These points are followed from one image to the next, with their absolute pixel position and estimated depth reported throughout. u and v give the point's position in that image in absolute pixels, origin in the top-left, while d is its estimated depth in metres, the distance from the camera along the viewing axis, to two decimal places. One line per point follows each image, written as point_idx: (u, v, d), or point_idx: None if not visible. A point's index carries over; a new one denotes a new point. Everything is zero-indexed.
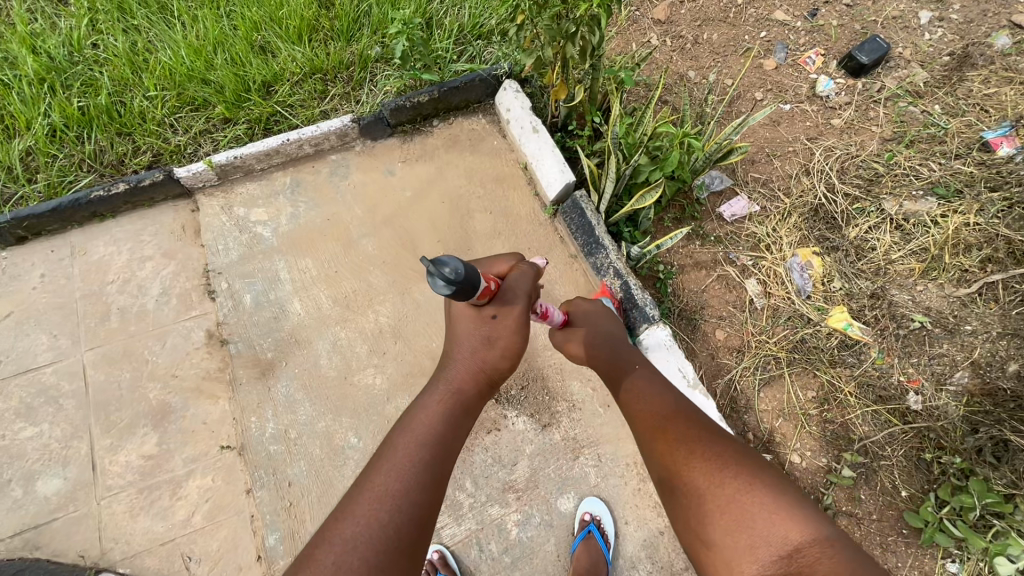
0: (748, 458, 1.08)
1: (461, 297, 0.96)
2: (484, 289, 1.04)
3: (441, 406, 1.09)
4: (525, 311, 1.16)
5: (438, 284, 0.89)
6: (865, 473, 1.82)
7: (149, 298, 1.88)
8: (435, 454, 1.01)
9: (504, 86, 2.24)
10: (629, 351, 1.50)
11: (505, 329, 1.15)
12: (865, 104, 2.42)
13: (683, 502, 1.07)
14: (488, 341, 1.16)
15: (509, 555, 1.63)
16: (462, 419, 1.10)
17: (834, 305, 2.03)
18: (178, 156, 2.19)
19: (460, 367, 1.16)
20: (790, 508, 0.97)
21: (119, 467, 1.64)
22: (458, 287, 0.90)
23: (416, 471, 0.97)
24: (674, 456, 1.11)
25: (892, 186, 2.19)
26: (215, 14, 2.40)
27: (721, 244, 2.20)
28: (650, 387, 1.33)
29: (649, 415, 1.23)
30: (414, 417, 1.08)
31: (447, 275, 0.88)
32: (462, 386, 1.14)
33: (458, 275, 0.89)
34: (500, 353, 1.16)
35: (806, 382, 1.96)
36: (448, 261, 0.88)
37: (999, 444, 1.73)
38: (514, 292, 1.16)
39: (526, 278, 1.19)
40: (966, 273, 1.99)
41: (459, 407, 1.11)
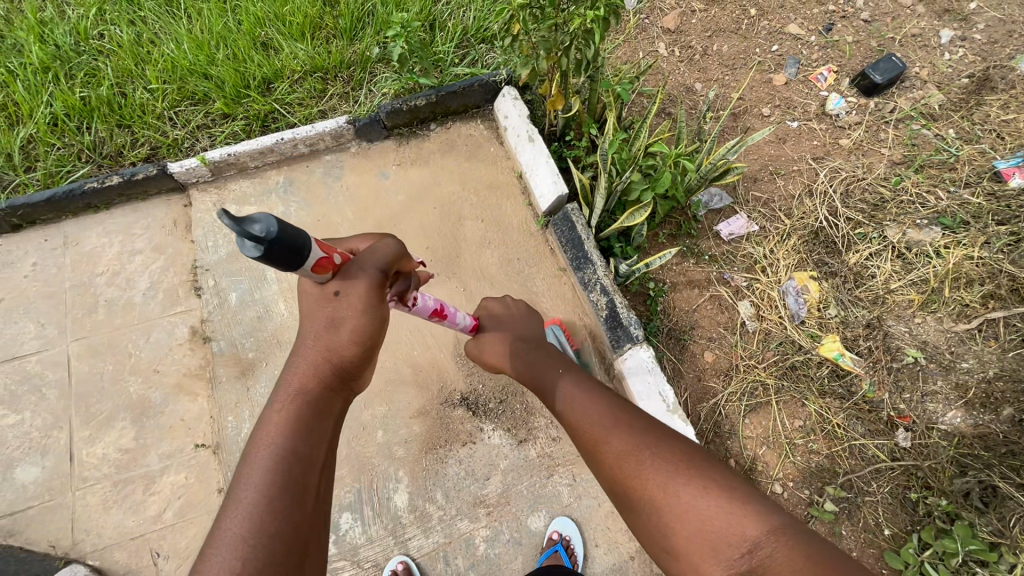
0: (696, 453, 1.06)
1: (284, 264, 0.82)
2: (323, 258, 0.91)
3: (286, 415, 0.97)
4: (373, 280, 1.02)
5: (245, 245, 0.75)
6: (848, 509, 1.76)
7: (137, 292, 1.90)
8: (286, 467, 0.90)
9: (502, 93, 2.21)
10: (549, 355, 1.52)
11: (352, 308, 1.01)
12: (876, 125, 2.34)
13: (642, 515, 1.03)
14: (334, 324, 1.02)
15: (475, 570, 1.62)
16: (319, 417, 1.00)
17: (827, 333, 1.98)
18: (175, 150, 2.20)
19: (306, 363, 1.02)
20: (743, 501, 0.94)
21: (95, 459, 1.66)
22: (270, 247, 0.77)
23: (266, 496, 0.86)
24: (622, 470, 1.08)
25: (897, 212, 2.12)
26: (220, 8, 2.41)
27: (716, 264, 2.15)
28: (586, 396, 1.30)
29: (591, 427, 1.20)
30: (262, 431, 0.95)
31: (252, 232, 0.74)
32: (308, 382, 1.01)
33: (272, 233, 0.76)
34: (352, 335, 1.03)
35: (794, 411, 1.92)
36: (257, 218, 0.75)
37: (988, 490, 1.66)
38: (359, 266, 1.02)
39: (378, 253, 1.05)
40: (966, 308, 1.92)
41: (308, 409, 0.99)
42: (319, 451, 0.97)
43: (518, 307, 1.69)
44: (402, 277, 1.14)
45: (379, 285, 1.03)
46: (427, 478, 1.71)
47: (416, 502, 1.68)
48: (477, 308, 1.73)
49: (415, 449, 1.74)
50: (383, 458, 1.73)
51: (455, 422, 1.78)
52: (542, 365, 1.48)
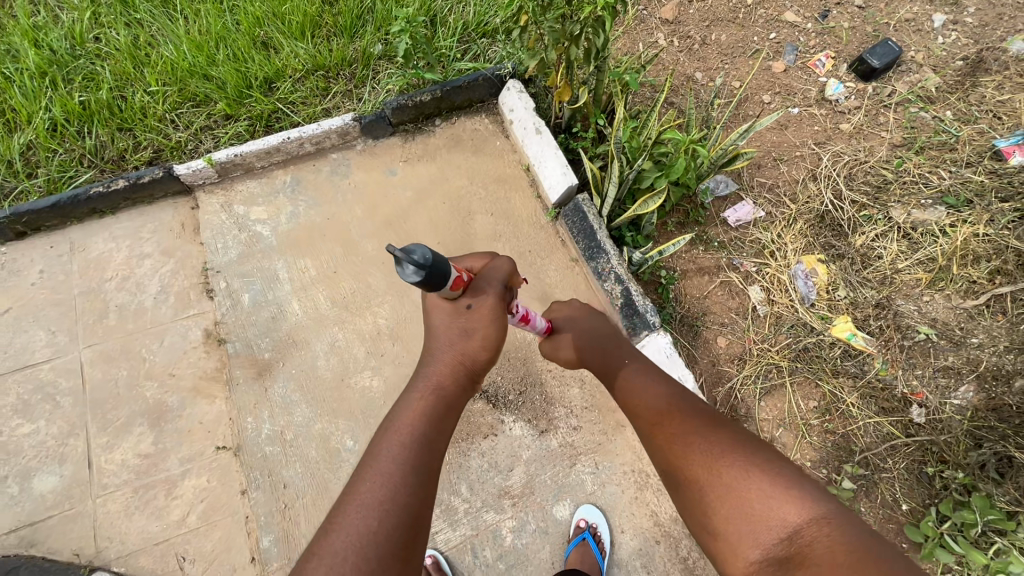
0: (750, 440, 1.06)
1: (431, 287, 0.95)
2: (458, 278, 1.04)
3: (420, 405, 1.08)
4: (499, 294, 1.15)
5: (405, 270, 0.89)
6: (865, 485, 1.79)
7: (148, 297, 1.88)
8: (417, 453, 1.00)
9: (507, 86, 2.22)
10: (618, 343, 1.51)
11: (481, 319, 1.13)
12: (875, 109, 2.37)
13: (686, 493, 1.06)
14: (466, 331, 1.14)
15: (503, 561, 1.62)
16: (447, 415, 1.10)
17: (838, 314, 2.00)
18: (179, 152, 2.18)
19: (441, 362, 1.14)
20: (788, 488, 0.94)
21: (114, 465, 1.64)
22: (427, 272, 0.90)
23: (398, 477, 0.95)
24: (671, 448, 1.11)
25: (901, 193, 2.15)
26: (218, 8, 2.39)
27: (725, 250, 2.17)
28: (645, 381, 1.31)
29: (645, 409, 1.23)
30: (396, 422, 1.06)
31: (415, 260, 0.88)
32: (442, 382, 1.13)
33: (427, 260, 0.90)
34: (483, 341, 1.14)
35: (808, 392, 1.94)
36: (414, 247, 0.89)
37: (1004, 460, 1.69)
38: (487, 280, 1.16)
39: (499, 269, 1.18)
40: (973, 285, 1.95)
41: (440, 405, 1.10)
42: (443, 442, 1.06)
43: (585, 306, 1.66)
44: (513, 292, 1.25)
45: (503, 300, 1.16)
46: (451, 472, 1.71)
47: (442, 496, 1.68)
48: (546, 311, 1.72)
49: None
50: None
51: (476, 415, 1.78)
52: (606, 352, 1.47)
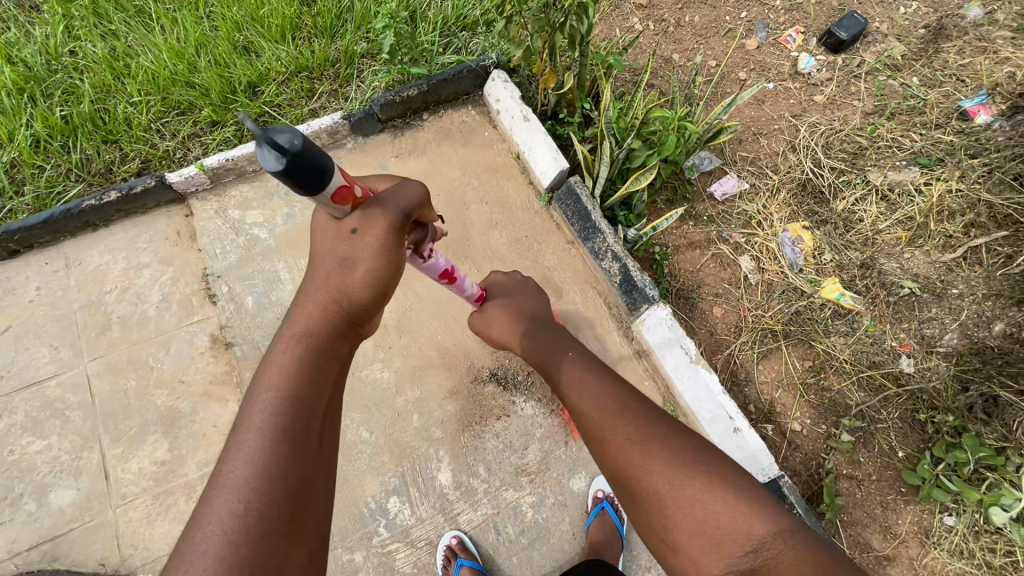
0: (702, 445, 1.05)
1: (301, 184, 0.84)
2: (342, 185, 0.93)
3: (289, 356, 1.01)
4: (395, 220, 1.04)
5: (264, 155, 0.78)
6: (863, 437, 1.88)
7: (150, 306, 1.87)
8: (291, 413, 0.93)
9: (492, 76, 2.25)
10: (564, 339, 1.55)
11: (366, 249, 1.03)
12: (846, 80, 2.47)
13: (642, 504, 1.02)
14: (346, 262, 1.05)
15: (526, 535, 1.67)
16: (322, 361, 1.03)
17: (826, 276, 2.09)
18: (167, 161, 2.17)
19: (316, 301, 1.06)
20: (749, 500, 0.93)
21: (131, 475, 1.65)
22: (292, 161, 0.79)
23: (267, 441, 0.89)
24: (623, 457, 1.06)
25: (876, 157, 2.24)
26: (195, 16, 2.38)
27: (714, 224, 2.24)
28: (593, 382, 1.28)
29: (595, 412, 1.18)
30: (265, 375, 0.98)
31: (276, 141, 0.78)
32: (314, 326, 1.05)
33: (295, 147, 0.79)
34: (365, 275, 1.04)
35: (803, 353, 2.02)
36: (282, 130, 0.79)
37: (989, 401, 1.79)
38: (385, 202, 1.04)
39: (405, 191, 1.06)
40: (951, 239, 2.04)
41: (314, 351, 1.03)
42: (323, 393, 1.00)
43: (526, 281, 1.80)
44: (416, 229, 1.18)
45: (400, 223, 1.05)
46: (467, 455, 1.75)
47: (460, 479, 1.72)
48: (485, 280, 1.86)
49: (452, 428, 1.78)
50: (422, 440, 1.76)
51: (487, 398, 1.82)
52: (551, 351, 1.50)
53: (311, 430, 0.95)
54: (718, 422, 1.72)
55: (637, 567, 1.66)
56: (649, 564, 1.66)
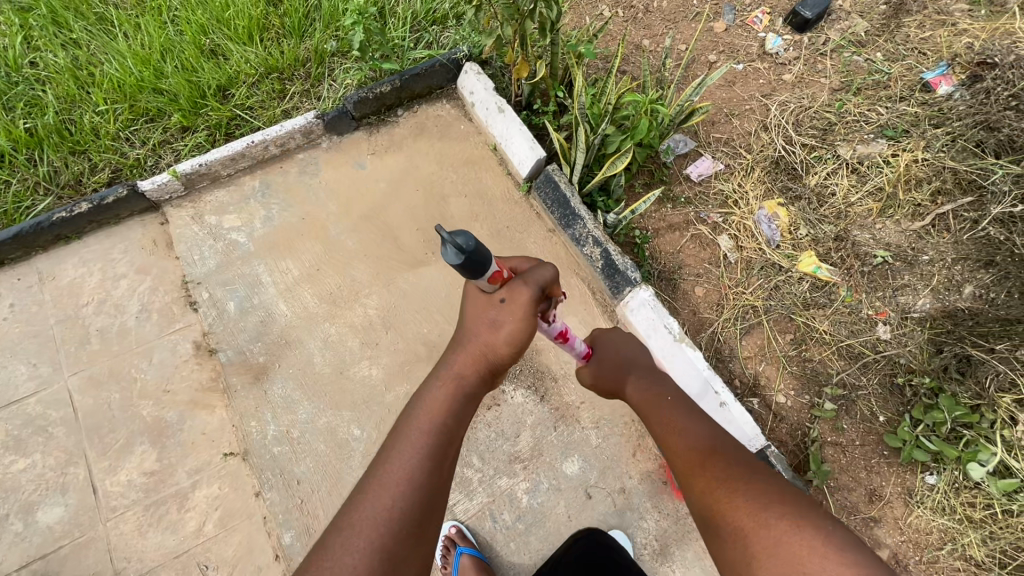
0: (802, 500, 0.99)
1: (468, 275, 0.90)
2: (495, 272, 0.97)
3: (444, 394, 1.02)
4: (532, 296, 1.00)
5: (445, 253, 0.85)
6: (845, 405, 1.93)
7: (130, 317, 1.85)
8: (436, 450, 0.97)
9: (465, 69, 2.25)
10: (664, 381, 1.36)
11: (512, 316, 1.00)
12: (813, 58, 2.51)
13: (728, 545, 0.98)
14: (493, 325, 1.02)
15: (522, 521, 1.69)
16: (466, 407, 1.04)
17: (802, 251, 2.14)
18: (139, 169, 2.13)
19: (471, 350, 1.04)
20: (841, 549, 0.89)
21: (120, 487, 1.63)
22: (467, 257, 0.85)
23: (416, 472, 0.94)
24: (715, 495, 1.03)
25: (845, 132, 2.29)
26: (159, 21, 2.34)
27: (691, 205, 2.28)
28: (683, 419, 1.21)
29: (683, 449, 1.15)
30: (416, 408, 1.02)
31: (459, 243, 0.84)
32: (463, 371, 1.05)
33: (470, 245, 0.85)
34: (507, 341, 1.02)
35: (784, 326, 2.06)
36: (460, 232, 0.85)
37: (962, 360, 1.84)
38: (525, 279, 1.02)
39: (544, 271, 1.03)
40: (919, 208, 2.08)
41: (462, 398, 1.03)
42: (461, 437, 1.02)
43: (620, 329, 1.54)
44: (550, 301, 1.11)
45: (541, 298, 1.02)
46: (460, 446, 1.76)
47: (454, 470, 1.73)
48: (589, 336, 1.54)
49: None
50: None
51: None
52: (644, 390, 1.32)
53: (448, 468, 0.99)
54: (704, 398, 1.75)
55: (634, 546, 1.67)
56: (646, 542, 1.68)
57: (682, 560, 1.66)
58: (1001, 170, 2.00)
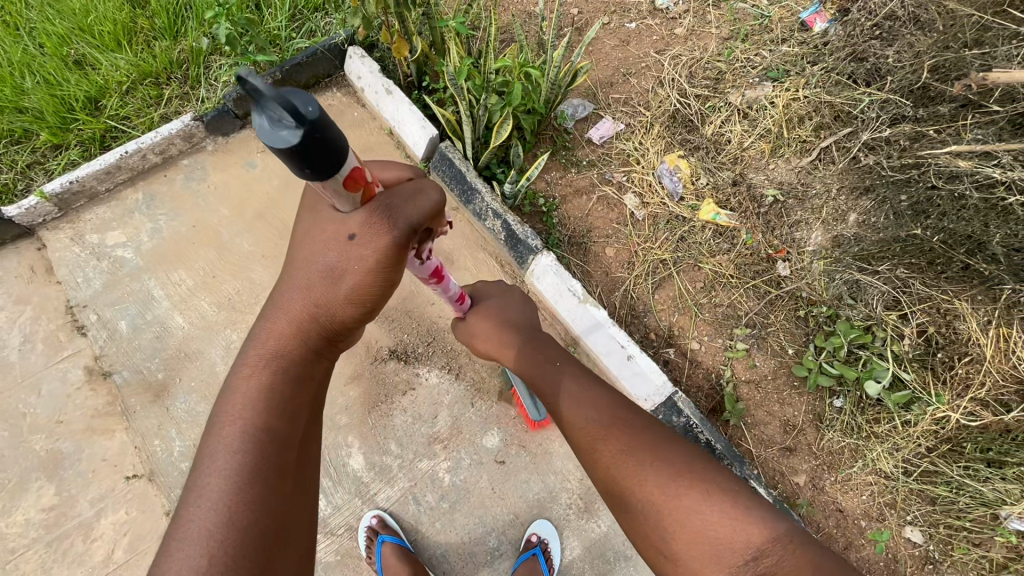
0: (703, 461, 1.07)
1: (308, 166, 0.66)
2: (355, 170, 0.78)
3: (255, 381, 0.91)
4: (401, 236, 0.91)
5: (276, 122, 0.60)
6: (756, 342, 1.99)
7: (11, 350, 1.75)
8: (259, 445, 0.86)
9: (350, 54, 2.20)
10: (552, 348, 1.44)
11: (363, 259, 0.91)
12: (701, 9, 2.53)
13: (638, 518, 1.04)
14: (331, 275, 0.94)
15: (446, 500, 1.68)
16: (295, 386, 0.95)
17: (703, 200, 2.17)
18: (8, 195, 2.00)
19: (285, 323, 0.96)
20: (747, 509, 0.97)
21: (18, 527, 1.55)
22: (312, 135, 0.62)
23: (239, 470, 0.83)
24: (621, 469, 1.07)
25: (734, 79, 2.33)
26: (14, 35, 2.20)
27: (595, 167, 2.29)
28: (585, 390, 1.26)
29: (586, 423, 1.17)
30: (232, 396, 0.91)
31: (293, 105, 0.60)
32: (290, 347, 0.96)
33: (314, 116, 0.62)
34: (351, 292, 0.95)
35: (693, 275, 2.10)
36: (298, 92, 0.62)
37: (853, 285, 1.90)
38: (392, 208, 0.90)
39: (412, 194, 0.93)
40: (806, 143, 2.13)
41: (288, 375, 0.94)
42: (296, 418, 0.93)
43: (515, 292, 1.64)
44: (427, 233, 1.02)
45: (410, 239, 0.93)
46: (377, 434, 1.74)
47: (373, 459, 1.71)
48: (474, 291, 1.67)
49: (358, 411, 1.76)
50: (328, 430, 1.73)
51: (390, 376, 1.81)
52: (539, 358, 1.40)
53: (288, 456, 0.89)
54: (612, 352, 1.77)
55: (559, 507, 1.68)
56: (570, 502, 1.69)
57: (606, 514, 1.68)
58: (869, 99, 2.07)
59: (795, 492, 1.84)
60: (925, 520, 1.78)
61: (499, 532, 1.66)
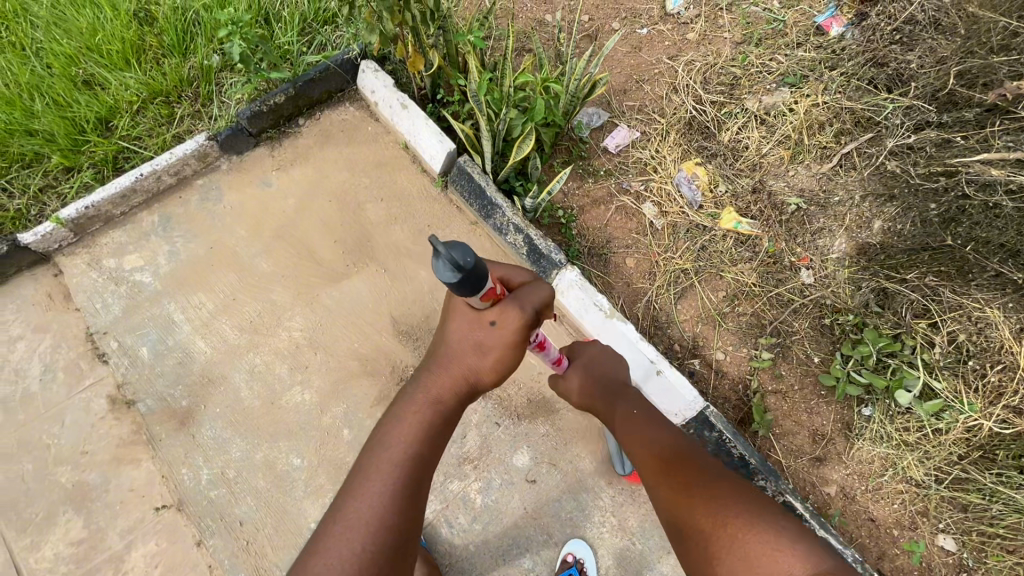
0: (755, 499, 1.11)
1: (466, 291, 0.88)
2: (490, 288, 0.98)
3: (417, 419, 1.10)
4: (528, 320, 1.06)
5: (442, 268, 0.82)
6: (781, 351, 1.98)
7: (33, 380, 1.72)
8: (412, 478, 1.05)
9: (362, 68, 2.17)
10: (638, 400, 1.44)
11: (501, 340, 1.07)
12: (713, 13, 2.51)
13: (693, 550, 1.09)
14: (479, 348, 1.09)
15: (479, 522, 1.67)
16: (441, 431, 1.12)
17: (723, 208, 2.16)
18: (22, 220, 1.98)
19: (444, 376, 1.13)
20: (790, 542, 0.99)
21: (48, 561, 1.53)
22: (464, 275, 0.83)
23: (392, 498, 1.01)
24: (680, 502, 1.14)
25: (750, 85, 2.31)
26: (21, 56, 2.17)
27: (612, 176, 2.27)
28: (651, 430, 1.33)
29: (649, 458, 1.26)
30: (394, 429, 1.10)
31: (455, 259, 0.81)
32: (442, 395, 1.13)
33: (467, 262, 0.83)
34: (493, 364, 1.10)
35: (715, 284, 2.09)
36: (460, 247, 0.83)
37: (880, 293, 1.90)
38: (520, 299, 1.07)
39: (539, 292, 1.09)
40: (826, 149, 2.12)
41: (439, 421, 1.12)
42: (435, 462, 1.11)
43: (609, 347, 1.58)
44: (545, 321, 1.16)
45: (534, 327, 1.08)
46: None
47: None
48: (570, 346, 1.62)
49: None
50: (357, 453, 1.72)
51: None
52: (608, 397, 1.44)
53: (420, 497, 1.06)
54: (639, 368, 1.75)
55: (592, 526, 1.67)
56: (603, 520, 1.68)
57: (640, 531, 1.67)
58: (892, 105, 2.07)
59: (825, 502, 1.83)
60: (957, 528, 1.77)
61: (533, 553, 1.64)
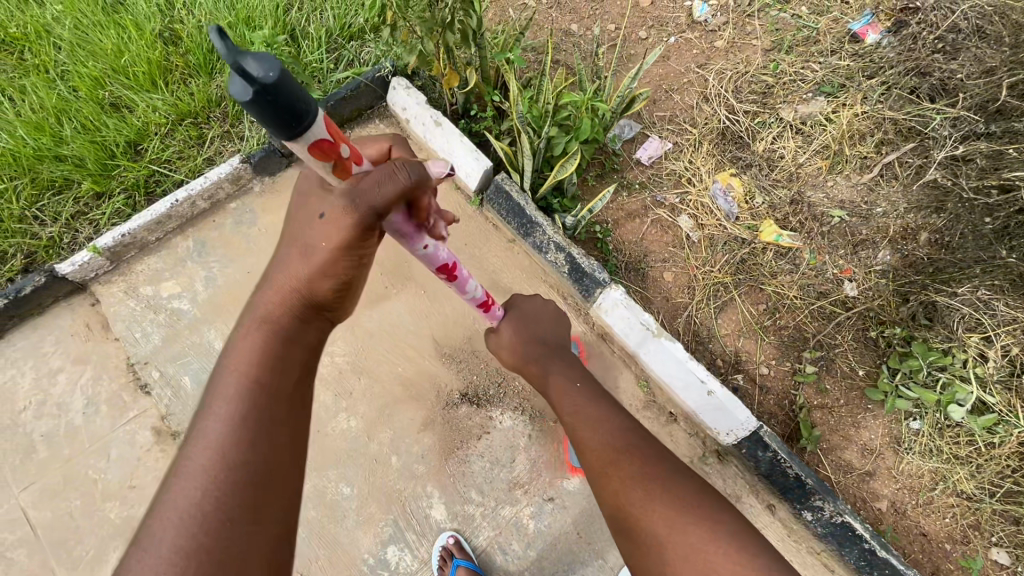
0: (713, 504, 1.05)
1: (277, 122, 0.67)
2: (327, 146, 0.77)
3: (251, 340, 0.97)
4: (363, 220, 0.89)
5: (234, 77, 0.62)
6: (825, 365, 1.95)
7: (76, 414, 1.70)
8: (248, 403, 0.90)
9: (393, 85, 2.14)
10: (568, 363, 1.39)
11: (333, 242, 0.93)
12: (741, 20, 2.46)
13: (643, 551, 1.03)
14: (305, 250, 0.98)
15: (533, 548, 1.65)
16: (281, 347, 0.98)
17: (761, 220, 2.13)
18: (56, 249, 1.95)
19: (276, 290, 1.00)
20: (753, 556, 0.95)
21: None
22: (265, 97, 0.63)
23: (225, 432, 0.87)
24: (630, 497, 1.06)
25: (784, 94, 2.29)
26: (46, 80, 2.14)
27: (647, 189, 2.23)
28: (596, 408, 1.24)
29: (598, 448, 1.16)
30: (227, 361, 0.97)
31: (250, 68, 0.62)
32: (277, 312, 1.00)
33: (272, 80, 0.63)
34: (324, 266, 0.96)
35: (755, 297, 2.06)
36: (259, 54, 0.63)
37: (927, 307, 1.88)
38: (357, 195, 0.88)
39: (387, 183, 0.85)
40: (866, 160, 2.12)
41: (276, 339, 0.99)
42: (285, 387, 0.97)
43: (550, 305, 1.56)
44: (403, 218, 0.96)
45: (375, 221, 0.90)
46: (457, 482, 1.71)
47: (455, 508, 1.68)
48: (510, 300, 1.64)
49: (435, 459, 1.72)
50: (407, 479, 1.70)
51: (464, 420, 1.77)
52: (557, 370, 1.35)
53: (272, 427, 0.91)
54: (692, 388, 1.74)
55: None
56: None
57: None
58: (941, 116, 2.06)
59: (876, 517, 1.81)
60: (1011, 542, 1.75)
61: None
